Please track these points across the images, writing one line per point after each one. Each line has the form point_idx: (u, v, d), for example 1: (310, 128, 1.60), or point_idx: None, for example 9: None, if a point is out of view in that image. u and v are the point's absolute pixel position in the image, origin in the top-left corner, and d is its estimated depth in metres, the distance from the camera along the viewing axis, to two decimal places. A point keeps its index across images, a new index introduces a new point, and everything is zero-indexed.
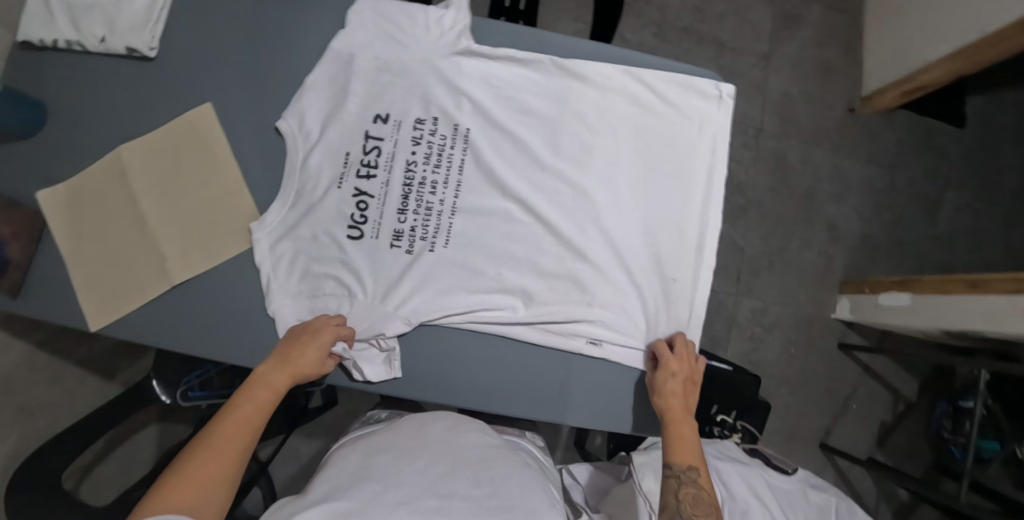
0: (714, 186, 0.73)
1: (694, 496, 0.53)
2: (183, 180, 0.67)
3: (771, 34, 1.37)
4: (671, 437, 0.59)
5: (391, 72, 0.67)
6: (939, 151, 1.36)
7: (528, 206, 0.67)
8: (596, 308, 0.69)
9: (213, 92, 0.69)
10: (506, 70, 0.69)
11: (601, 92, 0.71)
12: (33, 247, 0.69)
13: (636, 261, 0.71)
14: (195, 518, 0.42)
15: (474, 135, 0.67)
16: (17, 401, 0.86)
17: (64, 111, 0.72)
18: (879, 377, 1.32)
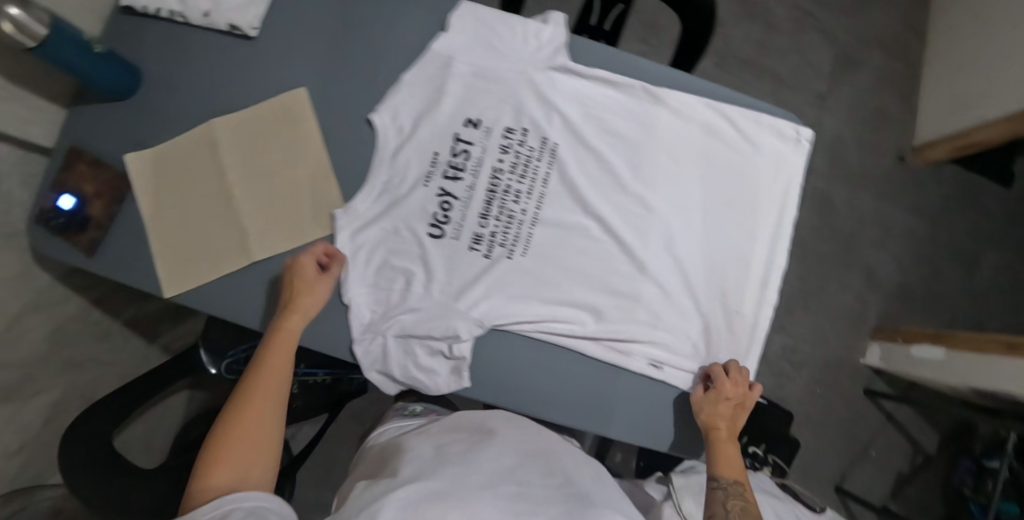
0: (783, 225, 0.74)
1: (744, 510, 0.57)
2: (272, 160, 0.68)
3: (830, 75, 1.38)
4: (717, 455, 0.63)
5: (486, 79, 0.68)
6: (984, 209, 1.36)
7: (606, 224, 0.69)
8: (659, 331, 0.71)
9: (307, 77, 0.71)
10: (596, 91, 0.70)
11: (686, 122, 0.72)
12: (115, 208, 0.71)
13: (701, 291, 0.72)
14: (241, 478, 0.50)
15: (561, 150, 0.69)
16: (65, 356, 0.90)
17: (158, 80, 0.73)
18: (900, 427, 1.32)
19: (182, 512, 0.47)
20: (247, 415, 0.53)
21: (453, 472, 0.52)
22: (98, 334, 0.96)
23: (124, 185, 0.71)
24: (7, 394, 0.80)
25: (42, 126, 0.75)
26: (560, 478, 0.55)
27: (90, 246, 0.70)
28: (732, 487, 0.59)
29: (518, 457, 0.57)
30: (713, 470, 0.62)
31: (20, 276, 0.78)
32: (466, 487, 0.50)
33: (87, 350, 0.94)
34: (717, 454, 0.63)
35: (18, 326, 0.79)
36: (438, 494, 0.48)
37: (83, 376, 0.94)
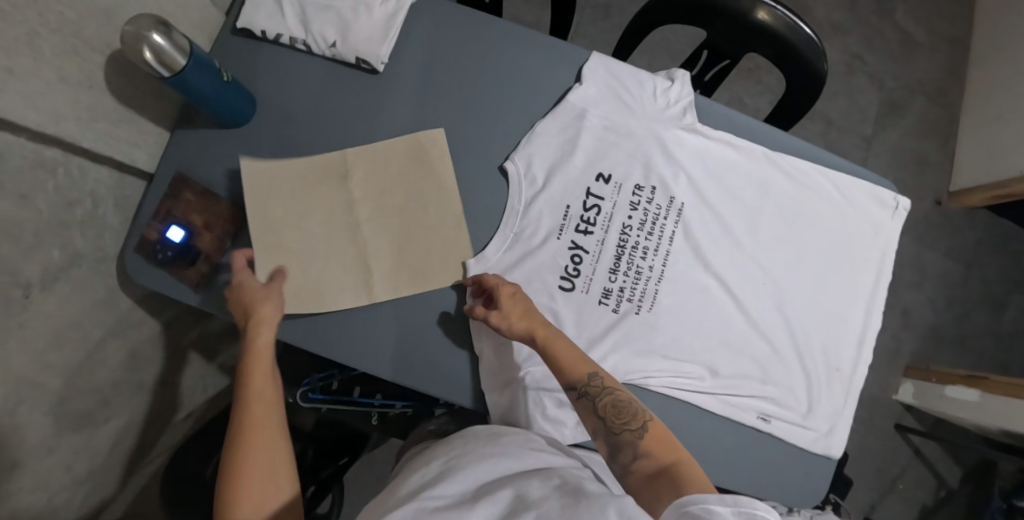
0: (880, 289, 0.77)
1: (615, 405, 0.53)
2: (403, 200, 0.67)
3: (876, 118, 1.42)
4: (556, 363, 0.57)
5: (618, 134, 0.68)
6: (1013, 256, 1.43)
7: (726, 284, 0.71)
8: (767, 385, 0.73)
9: (433, 118, 0.69)
10: (719, 151, 0.71)
11: (799, 186, 0.74)
12: (226, 243, 0.69)
13: (805, 349, 0.75)
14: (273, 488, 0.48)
15: (685, 208, 0.70)
16: (138, 379, 0.87)
17: (273, 109, 0.71)
18: (927, 461, 1.38)
19: None
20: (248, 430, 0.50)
21: (451, 491, 0.47)
22: (166, 355, 0.93)
23: (237, 219, 0.69)
24: (84, 422, 0.77)
25: (147, 149, 0.73)
26: (559, 479, 0.48)
27: (198, 281, 0.68)
28: (594, 388, 0.55)
29: (522, 470, 0.52)
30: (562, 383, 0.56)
31: (106, 301, 0.75)
32: (457, 506, 0.45)
33: (156, 372, 0.91)
34: (558, 365, 0.57)
35: (101, 352, 0.77)
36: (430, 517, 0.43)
37: (149, 398, 0.91)
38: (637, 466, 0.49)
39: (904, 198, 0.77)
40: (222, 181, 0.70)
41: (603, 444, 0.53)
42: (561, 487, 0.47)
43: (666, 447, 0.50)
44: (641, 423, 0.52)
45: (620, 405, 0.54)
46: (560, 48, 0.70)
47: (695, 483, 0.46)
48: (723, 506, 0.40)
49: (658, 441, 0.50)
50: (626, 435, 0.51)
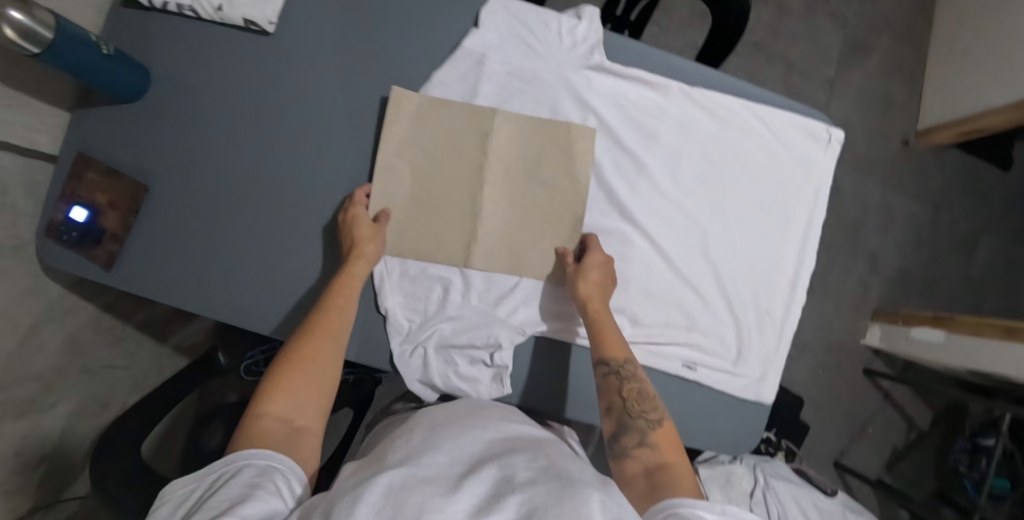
0: (812, 228, 0.74)
1: (639, 394, 0.55)
2: (536, 182, 0.64)
3: (840, 59, 1.37)
4: (595, 334, 0.59)
5: (522, 79, 0.65)
6: (982, 195, 1.39)
7: (643, 229, 0.69)
8: (694, 331, 0.72)
9: (329, 78, 0.68)
10: (633, 90, 0.67)
11: (721, 124, 0.70)
12: (131, 220, 0.68)
13: (731, 294, 0.72)
14: (301, 407, 0.49)
15: (598, 153, 0.68)
16: (82, 363, 0.87)
17: (171, 79, 0.69)
18: (897, 405, 1.38)
19: (239, 430, 0.46)
20: (303, 354, 0.52)
21: (440, 460, 0.44)
22: (112, 338, 0.93)
23: (140, 196, 0.68)
24: (26, 409, 0.78)
25: (47, 131, 0.71)
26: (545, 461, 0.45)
27: (109, 260, 0.67)
28: (625, 370, 0.56)
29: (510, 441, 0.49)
30: (598, 353, 0.58)
31: (33, 288, 0.75)
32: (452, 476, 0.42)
33: (102, 356, 0.91)
34: (598, 336, 0.59)
35: (35, 337, 0.77)
36: (422, 482, 0.40)
37: (100, 382, 0.92)
38: (637, 453, 0.51)
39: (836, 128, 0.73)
40: (120, 158, 0.69)
41: (613, 420, 0.54)
42: (547, 467, 0.44)
43: (672, 447, 0.51)
44: (658, 415, 0.54)
45: (637, 398, 0.55)
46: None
47: (669, 488, 0.46)
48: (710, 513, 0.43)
49: (666, 441, 0.52)
50: (637, 421, 0.53)
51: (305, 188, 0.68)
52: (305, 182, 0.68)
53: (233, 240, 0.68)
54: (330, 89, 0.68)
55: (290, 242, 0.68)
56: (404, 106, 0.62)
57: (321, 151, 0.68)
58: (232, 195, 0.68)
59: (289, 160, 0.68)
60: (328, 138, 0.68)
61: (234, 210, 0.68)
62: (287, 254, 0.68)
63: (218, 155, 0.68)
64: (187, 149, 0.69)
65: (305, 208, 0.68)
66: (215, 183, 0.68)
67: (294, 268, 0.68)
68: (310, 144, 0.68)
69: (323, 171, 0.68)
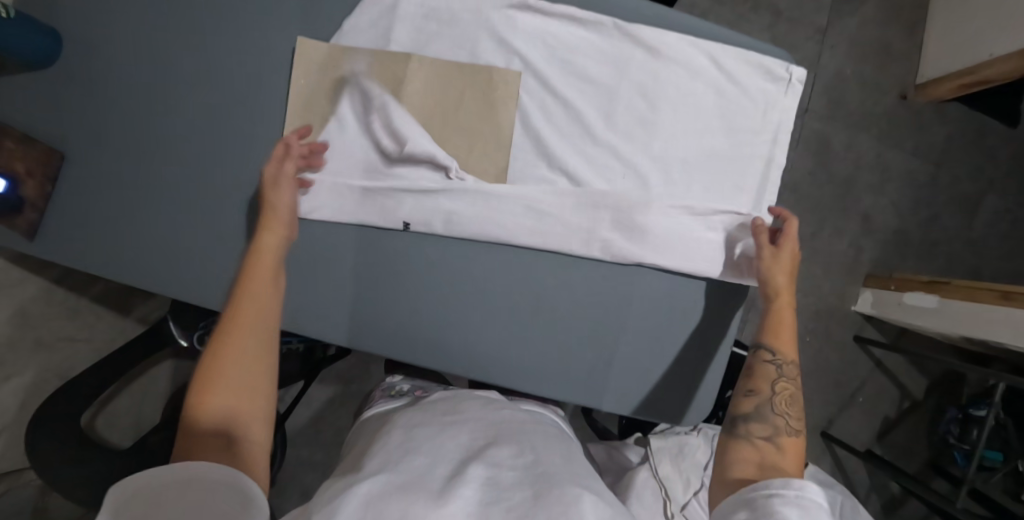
0: (768, 179, 0.67)
1: (791, 395, 0.56)
2: (457, 131, 0.64)
3: (833, 6, 1.27)
4: (769, 325, 0.60)
5: (438, 19, 0.63)
6: (987, 151, 1.30)
7: (576, 179, 0.65)
8: (638, 287, 0.67)
9: (241, 29, 0.64)
10: (563, 31, 0.64)
11: (664, 64, 0.64)
12: (50, 188, 0.66)
13: (680, 250, 0.65)
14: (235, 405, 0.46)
15: (524, 98, 0.64)
16: (36, 335, 0.87)
17: (82, 39, 0.66)
18: (889, 372, 1.31)
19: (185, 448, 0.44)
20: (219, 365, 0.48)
21: (421, 463, 0.48)
22: (65, 311, 0.92)
23: (56, 162, 0.66)
24: None
25: None
26: (530, 457, 0.50)
27: (29, 229, 0.65)
28: (784, 369, 0.58)
29: (491, 435, 0.53)
30: (766, 339, 0.60)
31: None
32: (435, 480, 0.45)
33: (57, 329, 0.91)
34: (774, 323, 0.60)
35: None
36: (401, 489, 0.43)
37: (58, 355, 0.91)
38: (761, 441, 0.52)
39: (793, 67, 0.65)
40: (34, 123, 0.66)
41: (751, 404, 0.55)
42: (533, 469, 0.47)
43: (796, 455, 0.51)
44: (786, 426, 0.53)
45: (788, 401, 0.56)
46: None
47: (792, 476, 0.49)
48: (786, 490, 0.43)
49: (794, 447, 0.51)
50: (776, 417, 0.54)
51: (218, 144, 0.65)
52: (218, 137, 0.65)
53: (148, 199, 0.66)
54: (242, 39, 0.64)
55: (205, 200, 0.66)
56: (312, 56, 0.63)
57: (235, 105, 0.65)
58: (145, 153, 0.66)
59: (203, 115, 0.65)
60: (241, 89, 0.65)
61: (148, 168, 0.66)
62: (201, 212, 0.66)
63: (130, 111, 0.66)
64: (101, 112, 0.66)
65: (219, 165, 0.66)
66: (129, 141, 0.66)
67: (208, 225, 0.66)
68: (223, 98, 0.65)
69: (237, 125, 0.65)
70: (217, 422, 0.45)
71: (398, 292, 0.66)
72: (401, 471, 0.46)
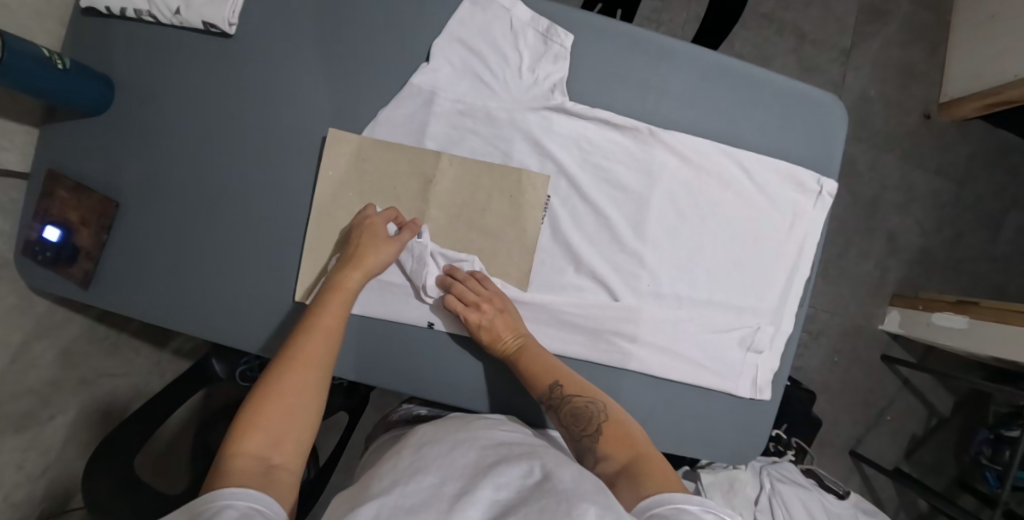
0: (793, 289, 0.68)
1: (578, 416, 0.55)
2: (480, 232, 0.62)
3: (855, 27, 1.28)
4: (522, 371, 0.58)
5: (473, 117, 0.62)
6: (1009, 168, 1.31)
7: (602, 283, 0.63)
8: (688, 355, 0.65)
9: (282, 114, 0.64)
10: (598, 133, 0.63)
11: (694, 171, 0.64)
12: (104, 236, 0.66)
13: (690, 345, 0.65)
14: (277, 442, 0.46)
15: (554, 202, 0.62)
16: (79, 374, 0.87)
17: (135, 86, 0.66)
18: (916, 391, 1.32)
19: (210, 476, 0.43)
20: (291, 380, 0.49)
21: (429, 484, 0.45)
22: (106, 347, 0.92)
23: (111, 211, 0.66)
24: (23, 422, 0.77)
25: (14, 150, 0.65)
26: (540, 473, 0.46)
27: (84, 277, 0.66)
28: (556, 400, 0.56)
29: (501, 455, 0.50)
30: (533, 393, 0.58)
31: (20, 305, 0.75)
32: (444, 500, 0.43)
33: (98, 366, 0.90)
34: (523, 369, 0.58)
35: (26, 353, 0.76)
36: (410, 512, 0.41)
37: (99, 390, 0.91)
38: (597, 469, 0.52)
39: (828, 181, 0.67)
40: (88, 171, 0.66)
41: (573, 448, 0.56)
42: (540, 482, 0.44)
43: (623, 445, 0.52)
44: (596, 426, 0.54)
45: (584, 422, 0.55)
46: None
47: (655, 481, 0.47)
48: (691, 505, 0.44)
49: (617, 441, 0.53)
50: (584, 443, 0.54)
51: (248, 226, 0.65)
52: (250, 216, 0.65)
53: (183, 262, 0.66)
54: (282, 129, 0.64)
55: (236, 273, 0.66)
56: (343, 148, 0.62)
57: (265, 191, 0.65)
58: (189, 209, 0.66)
59: (237, 189, 0.65)
60: (273, 174, 0.64)
61: (187, 230, 0.66)
62: (227, 289, 0.66)
63: (177, 166, 0.65)
64: (150, 158, 0.66)
65: (245, 246, 0.65)
66: (180, 189, 0.66)
67: (230, 301, 0.66)
68: (267, 160, 0.64)
69: (290, 184, 0.64)
70: (261, 447, 0.45)
71: (411, 386, 0.64)
72: (414, 492, 0.44)
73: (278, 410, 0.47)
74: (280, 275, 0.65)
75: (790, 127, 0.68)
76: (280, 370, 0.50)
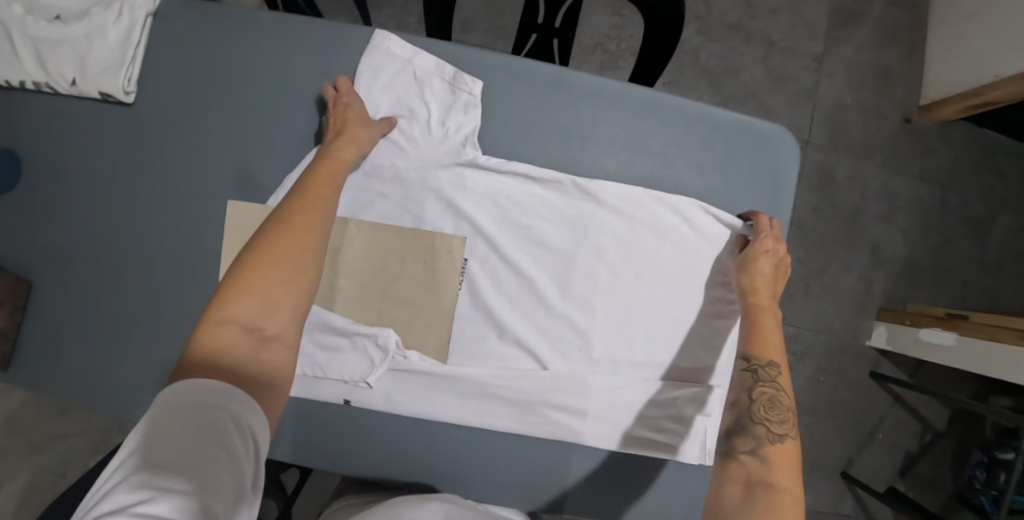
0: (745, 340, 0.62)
1: (769, 401, 0.48)
2: (394, 300, 0.59)
3: (827, 32, 1.22)
4: (749, 329, 0.53)
5: (381, 178, 0.59)
6: (997, 169, 1.25)
7: (527, 349, 0.60)
8: (629, 420, 0.61)
9: (192, 182, 0.62)
10: (517, 189, 0.59)
11: (626, 222, 0.61)
12: (19, 316, 0.64)
13: (630, 409, 0.61)
14: (269, 312, 0.42)
15: (472, 265, 0.59)
16: (26, 440, 0.85)
17: (42, 160, 0.63)
18: (908, 407, 1.26)
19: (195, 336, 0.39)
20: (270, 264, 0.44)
21: None
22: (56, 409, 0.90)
23: (25, 292, 0.64)
24: None
25: None
26: None
27: (2, 361, 0.63)
28: (765, 375, 0.50)
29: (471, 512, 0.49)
30: (742, 347, 0.52)
31: None
32: None
33: (47, 430, 0.88)
34: (752, 330, 0.53)
35: None
36: None
37: (51, 455, 0.89)
38: (745, 458, 0.44)
39: (768, 216, 0.63)
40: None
41: (729, 418, 0.48)
42: None
43: (791, 467, 0.43)
44: (784, 430, 0.46)
45: (767, 409, 0.48)
46: (345, 40, 0.60)
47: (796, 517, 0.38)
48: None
49: (787, 457, 0.44)
50: (755, 426, 0.47)
51: (162, 299, 0.63)
52: (165, 288, 0.63)
53: (99, 338, 0.64)
54: (192, 196, 0.62)
55: (154, 348, 0.63)
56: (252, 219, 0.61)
57: (177, 263, 0.62)
58: (103, 283, 0.63)
59: (150, 261, 0.63)
60: (186, 244, 0.62)
61: (101, 304, 0.64)
62: (145, 365, 0.63)
63: (88, 240, 0.63)
64: (61, 233, 0.64)
65: (160, 318, 0.63)
66: (93, 263, 0.63)
67: (151, 378, 0.63)
68: (179, 227, 0.62)
69: (204, 252, 0.62)
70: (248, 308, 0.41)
71: (339, 464, 0.60)
72: None
73: (271, 267, 0.43)
74: None
75: (731, 164, 0.63)
76: (273, 232, 0.46)
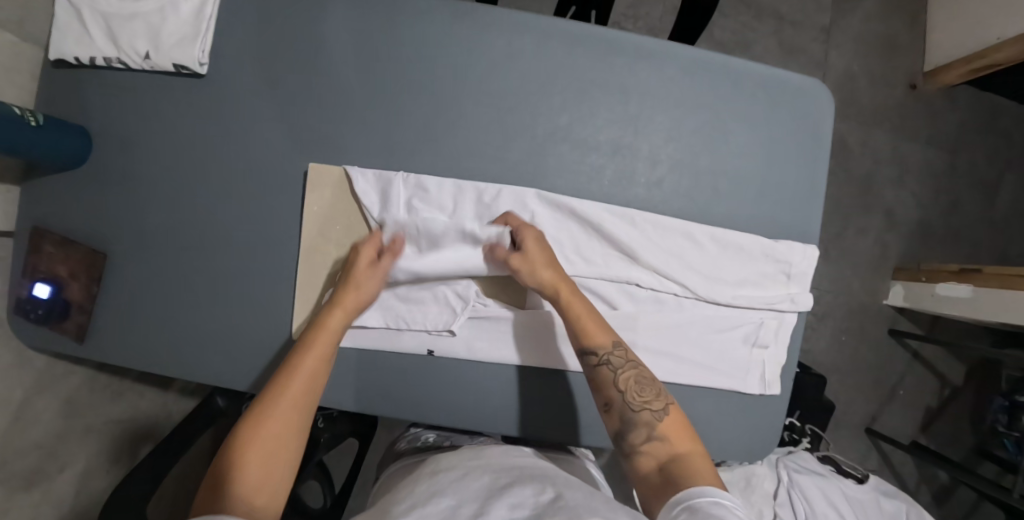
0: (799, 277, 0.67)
1: (637, 383, 0.53)
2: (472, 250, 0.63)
3: (833, 5, 1.27)
4: (576, 327, 0.55)
5: (452, 139, 0.62)
6: (1001, 132, 1.30)
7: (598, 295, 0.63)
8: (694, 357, 0.64)
9: (262, 150, 0.64)
10: (579, 145, 0.63)
11: (682, 173, 0.64)
12: (95, 288, 0.65)
13: (693, 347, 0.64)
14: (263, 483, 0.45)
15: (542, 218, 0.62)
16: (86, 423, 0.85)
17: (112, 134, 0.65)
18: (926, 362, 1.31)
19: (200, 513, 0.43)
20: (268, 436, 0.47)
21: (447, 505, 0.45)
22: (110, 392, 0.91)
23: (99, 263, 0.65)
24: (32, 479, 0.76)
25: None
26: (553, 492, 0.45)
27: (79, 332, 0.66)
28: (616, 360, 0.54)
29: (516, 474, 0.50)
30: (580, 346, 0.55)
31: (19, 363, 0.74)
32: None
33: (104, 414, 0.89)
34: (574, 326, 0.56)
35: (28, 409, 0.75)
36: None
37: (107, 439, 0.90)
38: (647, 449, 0.50)
39: (814, 163, 0.67)
40: (74, 225, 0.65)
41: (615, 419, 0.53)
42: (551, 500, 0.43)
43: (683, 435, 0.50)
44: (663, 404, 0.52)
45: (638, 389, 0.53)
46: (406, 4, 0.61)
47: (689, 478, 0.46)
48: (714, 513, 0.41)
49: (676, 431, 0.50)
50: (640, 415, 0.51)
51: (234, 267, 0.65)
52: (240, 257, 0.64)
53: (174, 306, 0.65)
54: (263, 164, 0.64)
55: (230, 313, 0.65)
56: (326, 184, 0.63)
57: (251, 230, 0.64)
58: (174, 254, 0.65)
59: (221, 231, 0.65)
60: (258, 214, 0.64)
61: (174, 274, 0.65)
62: (222, 332, 0.65)
63: (159, 212, 0.65)
64: (134, 206, 0.65)
65: (235, 285, 0.65)
66: (166, 234, 0.65)
67: (229, 342, 0.65)
68: (253, 194, 0.64)
69: (278, 218, 0.64)
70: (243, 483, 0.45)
71: (421, 411, 0.64)
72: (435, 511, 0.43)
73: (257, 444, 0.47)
74: (278, 315, 0.65)
75: (778, 116, 0.66)
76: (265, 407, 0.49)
